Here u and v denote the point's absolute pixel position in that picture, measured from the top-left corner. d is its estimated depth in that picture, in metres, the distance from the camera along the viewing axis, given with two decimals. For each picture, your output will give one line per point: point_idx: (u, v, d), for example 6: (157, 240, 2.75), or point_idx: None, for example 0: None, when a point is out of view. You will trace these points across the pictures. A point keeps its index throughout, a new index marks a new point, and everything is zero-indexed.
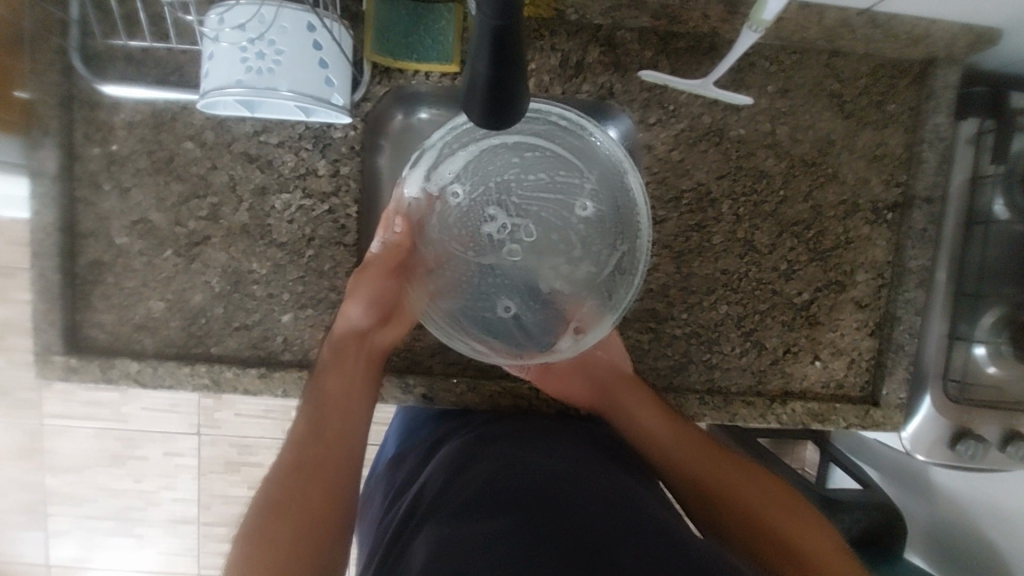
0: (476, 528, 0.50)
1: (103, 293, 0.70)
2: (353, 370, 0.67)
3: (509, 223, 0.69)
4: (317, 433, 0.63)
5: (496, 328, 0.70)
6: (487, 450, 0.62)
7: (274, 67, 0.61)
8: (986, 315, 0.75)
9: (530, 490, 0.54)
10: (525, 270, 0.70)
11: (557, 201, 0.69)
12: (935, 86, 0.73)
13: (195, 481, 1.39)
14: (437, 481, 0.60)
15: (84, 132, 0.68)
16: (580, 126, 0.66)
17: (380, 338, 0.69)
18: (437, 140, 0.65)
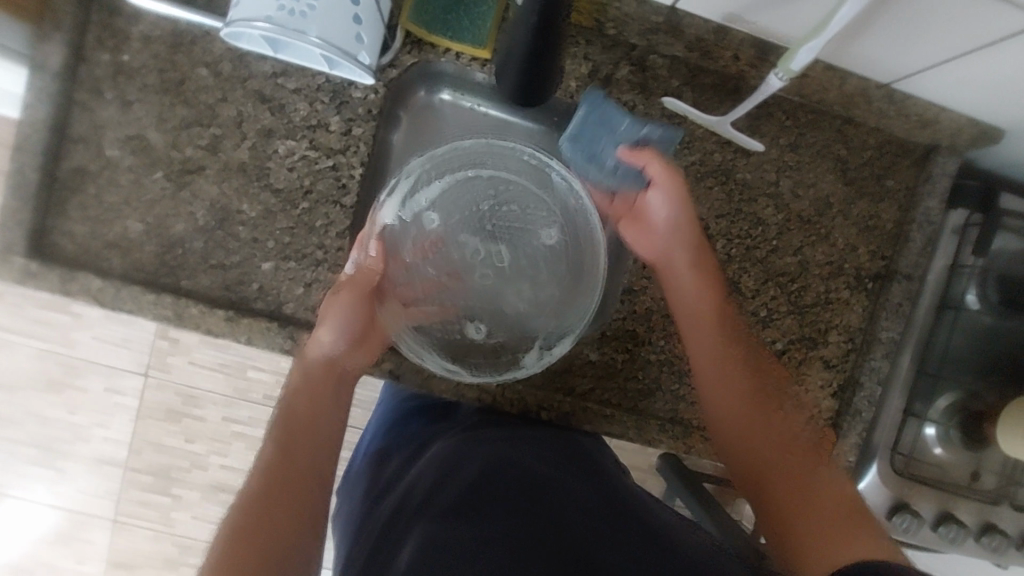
0: (460, 537, 0.52)
1: (81, 202, 0.68)
2: (322, 394, 0.64)
3: (481, 249, 0.72)
4: (297, 439, 0.61)
5: (462, 348, 0.71)
6: (471, 451, 0.63)
7: (307, 11, 0.61)
8: (942, 398, 0.78)
9: (519, 494, 0.56)
10: (494, 291, 0.72)
11: (524, 232, 0.73)
12: (934, 172, 0.76)
13: (131, 422, 1.34)
14: (428, 480, 0.60)
15: (97, 36, 0.66)
16: (542, 161, 0.72)
17: (351, 362, 0.66)
18: (414, 167, 0.68)
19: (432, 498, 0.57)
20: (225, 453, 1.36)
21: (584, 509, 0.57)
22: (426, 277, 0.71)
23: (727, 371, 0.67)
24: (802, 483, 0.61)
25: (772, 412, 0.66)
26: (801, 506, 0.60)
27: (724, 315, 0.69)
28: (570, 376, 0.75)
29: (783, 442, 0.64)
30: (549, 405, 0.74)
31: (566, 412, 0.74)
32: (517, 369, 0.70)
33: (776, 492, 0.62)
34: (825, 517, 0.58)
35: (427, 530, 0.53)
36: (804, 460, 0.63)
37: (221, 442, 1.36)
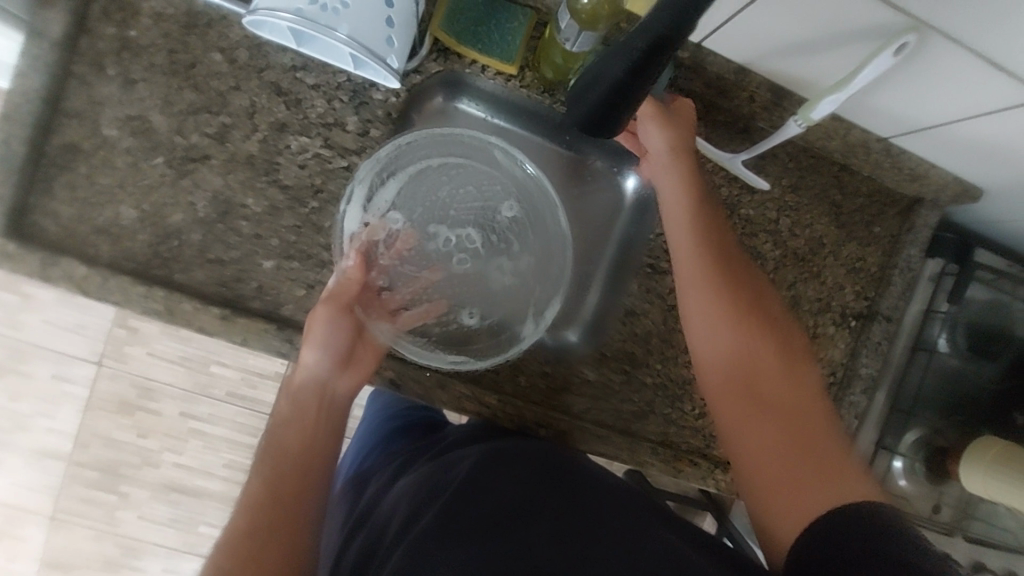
0: (438, 555, 0.52)
1: (70, 182, 0.63)
2: (308, 419, 0.62)
3: (451, 236, 0.74)
4: (284, 474, 0.59)
5: (463, 334, 0.74)
6: (444, 477, 0.63)
7: (340, 9, 0.59)
8: (910, 433, 0.83)
9: (499, 512, 0.56)
10: (478, 272, 0.75)
11: (486, 212, 0.75)
12: (916, 222, 0.81)
13: (80, 413, 1.25)
14: (406, 506, 0.61)
15: (104, 7, 0.62)
16: (485, 142, 0.72)
17: (341, 385, 0.64)
18: (367, 173, 0.67)
19: (418, 510, 0.59)
20: (180, 451, 1.29)
21: (568, 512, 0.57)
22: (406, 274, 0.72)
23: (718, 322, 0.62)
24: (801, 446, 0.55)
25: (762, 349, 0.60)
26: (789, 482, 0.54)
27: (720, 253, 0.64)
28: (569, 395, 0.75)
29: (782, 398, 0.58)
30: (547, 424, 0.73)
31: (563, 431, 0.73)
32: (517, 340, 0.74)
33: (769, 442, 0.56)
34: (804, 467, 0.54)
35: (405, 550, 0.53)
36: (802, 406, 0.58)
37: (177, 439, 1.28)
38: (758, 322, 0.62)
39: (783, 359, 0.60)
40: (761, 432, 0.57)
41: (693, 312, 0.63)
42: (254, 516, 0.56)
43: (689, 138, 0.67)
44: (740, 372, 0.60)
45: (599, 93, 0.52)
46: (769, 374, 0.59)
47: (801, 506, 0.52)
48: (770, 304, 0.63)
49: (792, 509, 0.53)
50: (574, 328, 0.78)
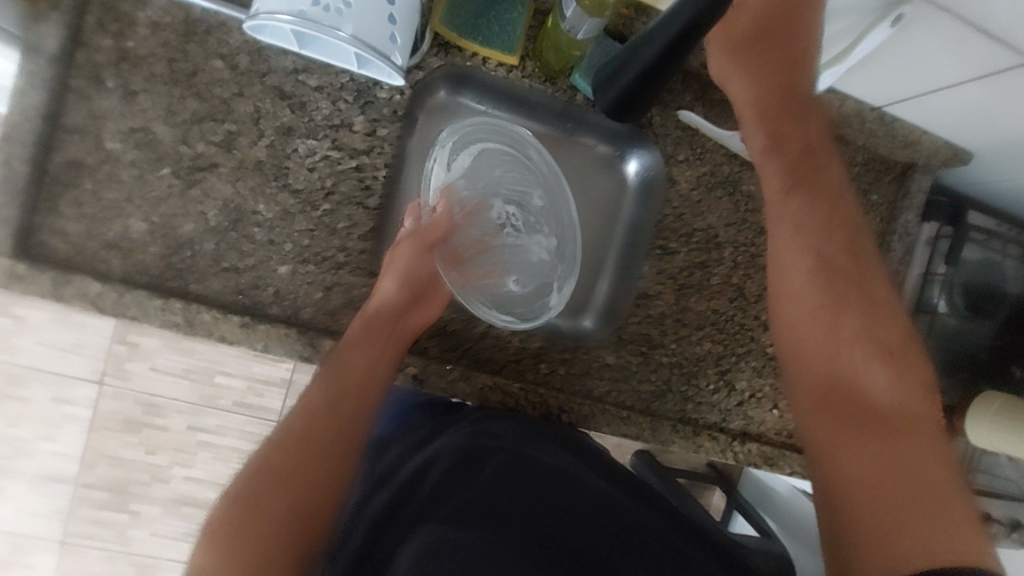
0: (467, 539, 0.51)
1: (76, 198, 0.62)
2: (373, 347, 0.64)
3: (511, 215, 0.75)
4: (325, 418, 0.60)
5: (507, 300, 0.73)
6: (480, 445, 0.62)
7: (342, 9, 0.58)
8: None
9: (526, 507, 0.57)
10: (519, 245, 0.75)
11: (523, 199, 0.75)
12: (911, 188, 0.83)
13: (84, 434, 1.23)
14: (434, 476, 0.59)
15: (99, 19, 0.61)
16: (523, 138, 0.71)
17: (413, 319, 0.67)
18: (446, 140, 0.69)
19: (441, 495, 0.57)
20: (189, 464, 1.27)
21: (583, 513, 0.59)
22: (470, 236, 0.73)
23: (840, 330, 0.60)
24: (923, 487, 0.51)
25: (876, 380, 0.58)
26: (900, 513, 0.50)
27: (829, 257, 0.63)
28: (589, 380, 0.76)
29: (885, 419, 0.56)
30: (570, 408, 0.74)
31: (585, 415, 0.75)
32: (544, 310, 0.74)
33: (881, 466, 0.53)
34: (924, 505, 0.49)
35: (434, 526, 0.52)
36: (909, 439, 0.54)
37: (186, 452, 1.27)
38: (889, 356, 0.59)
39: (900, 393, 0.57)
40: (877, 457, 0.54)
41: (858, 331, 0.60)
42: (288, 450, 0.57)
43: (807, 81, 0.65)
44: (874, 403, 0.57)
45: (628, 78, 0.57)
46: (882, 413, 0.56)
47: (916, 539, 0.48)
48: (890, 341, 0.60)
49: (894, 546, 0.48)
50: (588, 315, 0.79)
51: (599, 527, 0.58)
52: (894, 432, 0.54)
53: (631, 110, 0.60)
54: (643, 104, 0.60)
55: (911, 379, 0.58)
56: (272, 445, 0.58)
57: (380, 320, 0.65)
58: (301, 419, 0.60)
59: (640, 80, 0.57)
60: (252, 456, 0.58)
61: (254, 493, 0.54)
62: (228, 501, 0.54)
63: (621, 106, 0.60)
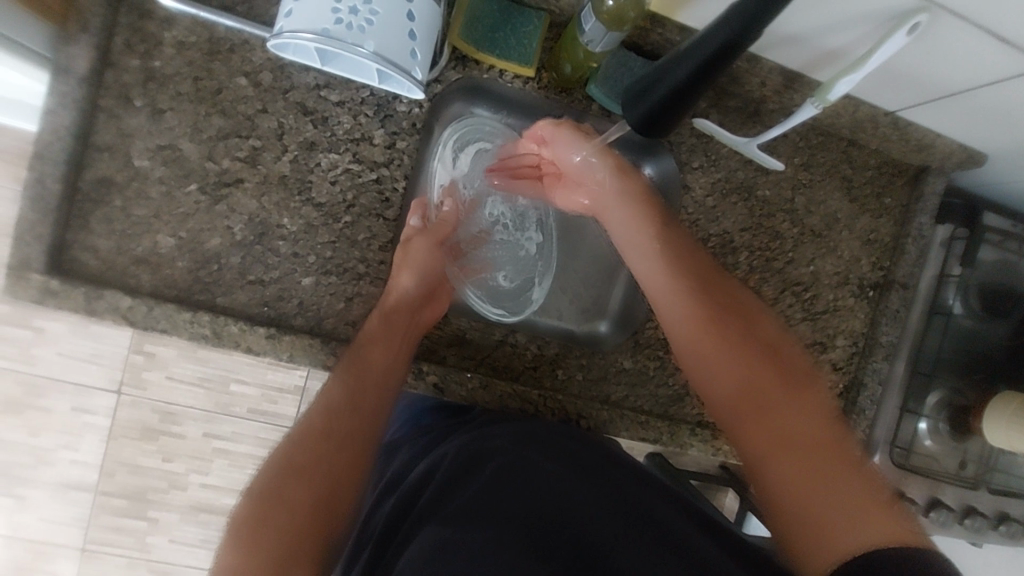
0: (468, 537, 0.50)
1: (106, 215, 0.63)
2: (389, 342, 0.64)
3: (503, 213, 0.79)
4: (345, 412, 0.59)
5: (496, 292, 0.78)
6: (486, 446, 0.62)
7: (365, 26, 0.60)
8: (933, 395, 0.86)
9: (536, 496, 0.55)
10: (507, 241, 0.79)
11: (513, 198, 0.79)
12: (924, 191, 0.84)
13: (103, 443, 1.25)
14: (440, 477, 0.60)
15: (127, 40, 0.63)
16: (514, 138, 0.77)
17: (425, 316, 0.68)
18: (450, 138, 0.73)
19: (444, 496, 0.57)
20: (206, 471, 1.29)
21: (599, 507, 0.55)
22: (466, 230, 0.77)
23: (726, 331, 0.60)
24: (838, 470, 0.50)
25: (762, 376, 0.57)
26: (833, 522, 0.47)
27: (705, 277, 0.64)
28: (606, 385, 0.77)
29: (791, 421, 0.54)
30: (589, 413, 0.75)
31: (604, 420, 0.76)
32: (528, 303, 0.79)
33: (789, 460, 0.52)
34: (834, 488, 0.49)
35: (438, 525, 0.53)
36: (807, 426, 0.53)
37: (202, 460, 1.28)
38: (773, 359, 0.58)
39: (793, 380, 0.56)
40: (790, 453, 0.52)
41: (713, 332, 0.60)
42: (309, 445, 0.56)
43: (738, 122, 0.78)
44: (771, 399, 0.55)
45: (664, 91, 0.54)
46: (782, 401, 0.55)
47: (839, 531, 0.47)
48: (775, 352, 0.59)
49: (822, 545, 0.47)
50: (605, 320, 0.81)
51: (617, 518, 0.54)
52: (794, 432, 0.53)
53: (664, 124, 0.56)
54: (677, 116, 0.56)
55: (796, 374, 0.57)
56: (291, 439, 0.57)
57: (397, 314, 0.66)
58: (319, 413, 0.59)
59: (677, 90, 0.53)
60: (273, 453, 0.57)
61: (274, 487, 0.53)
62: (248, 499, 0.53)
63: (655, 115, 0.56)
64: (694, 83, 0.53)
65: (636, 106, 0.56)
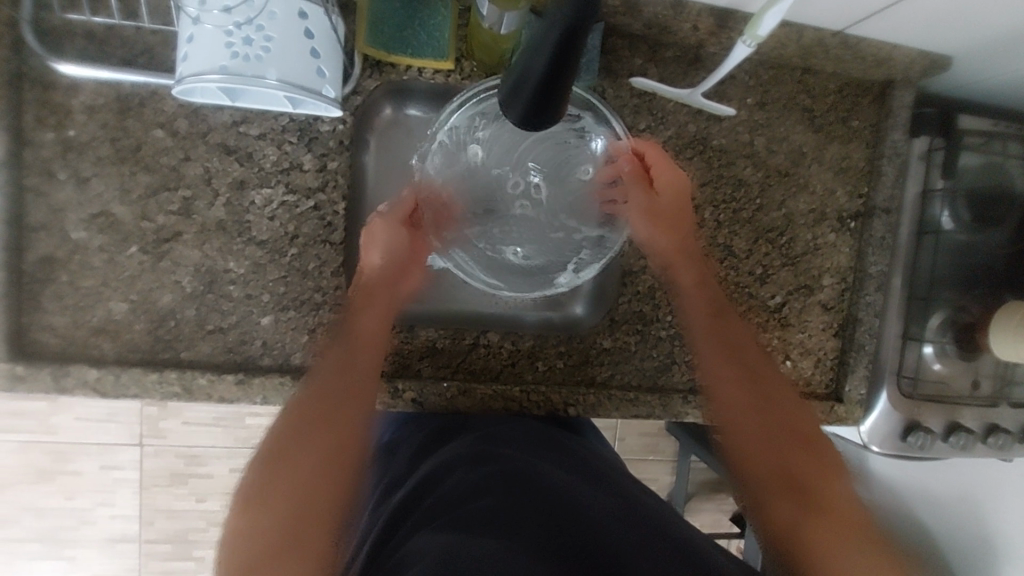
0: (479, 543, 0.47)
1: (56, 293, 0.64)
2: (371, 325, 0.61)
3: (533, 183, 0.66)
4: (332, 390, 0.56)
5: (500, 267, 0.68)
6: (489, 457, 0.60)
7: (262, 55, 0.58)
8: (934, 317, 0.82)
9: (542, 509, 0.53)
10: (539, 218, 0.67)
11: (561, 167, 0.66)
12: (893, 106, 0.78)
13: (136, 495, 1.28)
14: (440, 483, 0.58)
15: (36, 114, 0.62)
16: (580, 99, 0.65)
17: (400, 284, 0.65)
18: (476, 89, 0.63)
19: (441, 503, 0.54)
20: None
21: (610, 514, 0.54)
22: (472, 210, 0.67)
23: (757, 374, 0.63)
24: (845, 521, 0.53)
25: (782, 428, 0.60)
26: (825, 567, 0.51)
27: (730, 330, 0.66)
28: (589, 368, 0.76)
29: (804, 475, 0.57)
30: (574, 401, 0.74)
31: (591, 404, 0.75)
32: (548, 285, 0.68)
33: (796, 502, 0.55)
34: (836, 537, 0.53)
35: (433, 530, 0.50)
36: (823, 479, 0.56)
37: None
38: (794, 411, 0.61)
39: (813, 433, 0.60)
40: (793, 499, 0.55)
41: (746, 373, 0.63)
42: (296, 432, 0.53)
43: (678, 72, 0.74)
44: (790, 446, 0.59)
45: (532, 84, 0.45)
46: (807, 453, 0.58)
47: (831, 567, 0.52)
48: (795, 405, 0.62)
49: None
50: (578, 301, 0.78)
51: (629, 525, 0.54)
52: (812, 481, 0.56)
53: (552, 109, 0.47)
54: (564, 97, 0.45)
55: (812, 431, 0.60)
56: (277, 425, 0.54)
57: (377, 292, 0.63)
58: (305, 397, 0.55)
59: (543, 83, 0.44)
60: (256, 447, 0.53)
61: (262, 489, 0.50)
62: (237, 497, 0.51)
63: (538, 105, 0.46)
64: (561, 66, 0.43)
65: (514, 103, 0.47)
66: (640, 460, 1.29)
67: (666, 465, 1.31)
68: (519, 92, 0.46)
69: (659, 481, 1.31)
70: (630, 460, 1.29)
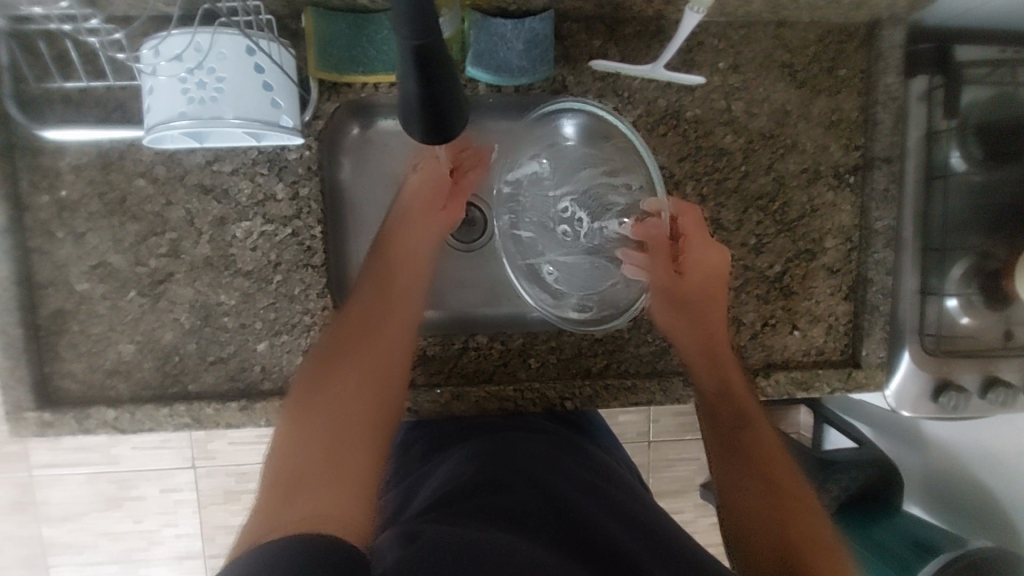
0: (483, 533, 0.47)
1: (70, 341, 0.69)
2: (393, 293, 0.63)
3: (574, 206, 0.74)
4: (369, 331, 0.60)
5: (540, 283, 0.74)
6: (506, 462, 0.60)
7: (217, 95, 0.60)
8: (955, 267, 0.77)
9: (552, 510, 0.53)
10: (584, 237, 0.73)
11: (599, 184, 0.73)
12: (882, 47, 0.73)
13: (196, 515, 1.37)
14: (449, 485, 0.58)
15: (30, 180, 0.66)
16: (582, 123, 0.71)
17: (412, 247, 0.66)
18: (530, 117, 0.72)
19: (446, 500, 0.54)
20: None
21: (614, 517, 0.54)
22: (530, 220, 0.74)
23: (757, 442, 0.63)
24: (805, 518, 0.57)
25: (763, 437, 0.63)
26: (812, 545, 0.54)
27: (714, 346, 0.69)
28: (583, 360, 0.75)
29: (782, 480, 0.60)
30: (570, 395, 0.74)
31: (588, 395, 0.74)
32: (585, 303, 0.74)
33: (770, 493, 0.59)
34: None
35: (409, 525, 0.50)
36: (818, 557, 0.53)
37: None
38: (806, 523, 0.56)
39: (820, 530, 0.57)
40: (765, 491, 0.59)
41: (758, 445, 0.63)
42: (326, 419, 0.51)
43: (642, 48, 0.72)
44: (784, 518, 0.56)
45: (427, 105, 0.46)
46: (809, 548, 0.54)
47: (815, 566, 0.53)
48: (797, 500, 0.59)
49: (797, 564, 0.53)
50: None
51: (634, 530, 0.53)
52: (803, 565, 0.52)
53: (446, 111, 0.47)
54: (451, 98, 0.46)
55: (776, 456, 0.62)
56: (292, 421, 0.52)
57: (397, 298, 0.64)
58: (314, 388, 0.54)
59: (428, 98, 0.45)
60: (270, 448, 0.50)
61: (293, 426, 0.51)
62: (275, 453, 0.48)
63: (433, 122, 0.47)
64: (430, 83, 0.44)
65: (409, 125, 0.48)
66: (674, 442, 1.26)
67: (702, 444, 1.28)
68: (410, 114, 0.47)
69: (697, 461, 1.28)
70: (664, 442, 1.26)
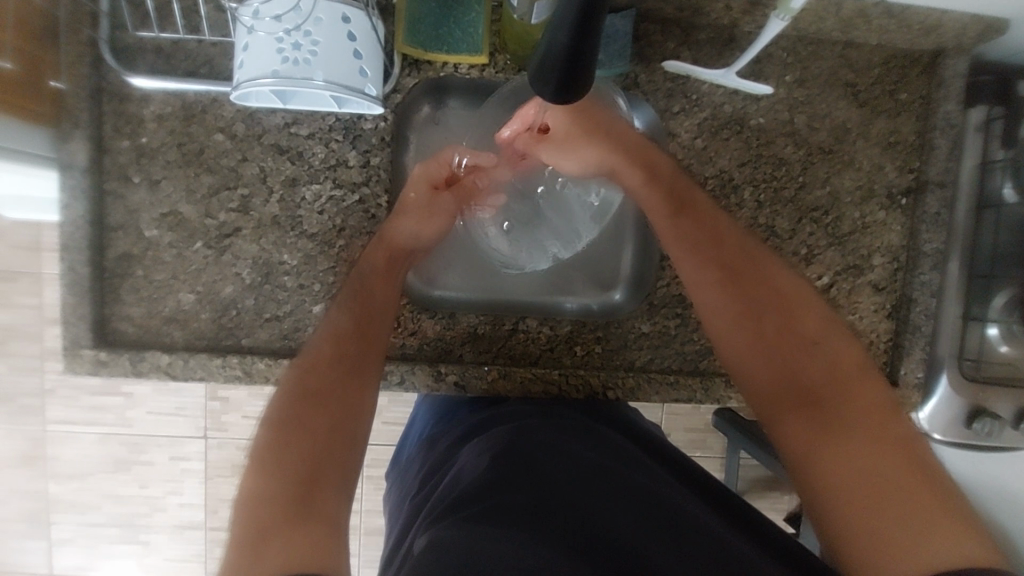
0: (506, 541, 0.47)
1: (133, 285, 0.70)
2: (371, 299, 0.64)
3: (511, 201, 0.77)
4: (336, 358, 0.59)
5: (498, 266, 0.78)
6: (523, 452, 0.59)
7: (310, 58, 0.62)
8: (997, 297, 0.80)
9: (574, 504, 0.52)
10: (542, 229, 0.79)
11: None
12: (945, 76, 0.75)
13: (202, 485, 1.36)
14: (471, 475, 0.57)
15: (113, 124, 0.68)
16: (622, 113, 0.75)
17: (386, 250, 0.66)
18: None
19: (462, 498, 0.54)
20: None
21: (628, 502, 0.53)
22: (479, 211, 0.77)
23: (727, 328, 0.63)
24: (895, 457, 0.51)
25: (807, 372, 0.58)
26: (906, 486, 0.49)
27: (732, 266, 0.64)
28: (629, 352, 0.76)
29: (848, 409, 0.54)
30: (614, 384, 0.75)
31: (631, 386, 0.75)
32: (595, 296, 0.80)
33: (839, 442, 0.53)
34: (886, 469, 0.50)
35: (441, 528, 0.49)
36: (913, 497, 0.48)
37: None
38: (795, 335, 0.60)
39: (823, 323, 0.61)
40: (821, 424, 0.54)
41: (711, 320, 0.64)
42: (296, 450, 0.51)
43: (713, 53, 0.74)
44: (766, 380, 0.59)
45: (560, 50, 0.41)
46: (898, 476, 0.49)
47: (925, 523, 0.46)
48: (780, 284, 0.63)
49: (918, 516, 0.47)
50: (618, 287, 0.80)
51: (649, 513, 0.52)
52: (885, 479, 0.49)
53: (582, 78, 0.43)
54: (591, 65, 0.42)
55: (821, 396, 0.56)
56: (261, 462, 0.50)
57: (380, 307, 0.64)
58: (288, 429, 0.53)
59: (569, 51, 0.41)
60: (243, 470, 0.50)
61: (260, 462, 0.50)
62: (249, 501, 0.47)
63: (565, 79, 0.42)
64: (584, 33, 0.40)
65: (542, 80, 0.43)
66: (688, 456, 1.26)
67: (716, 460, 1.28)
68: (549, 67, 0.42)
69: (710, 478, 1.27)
70: None
